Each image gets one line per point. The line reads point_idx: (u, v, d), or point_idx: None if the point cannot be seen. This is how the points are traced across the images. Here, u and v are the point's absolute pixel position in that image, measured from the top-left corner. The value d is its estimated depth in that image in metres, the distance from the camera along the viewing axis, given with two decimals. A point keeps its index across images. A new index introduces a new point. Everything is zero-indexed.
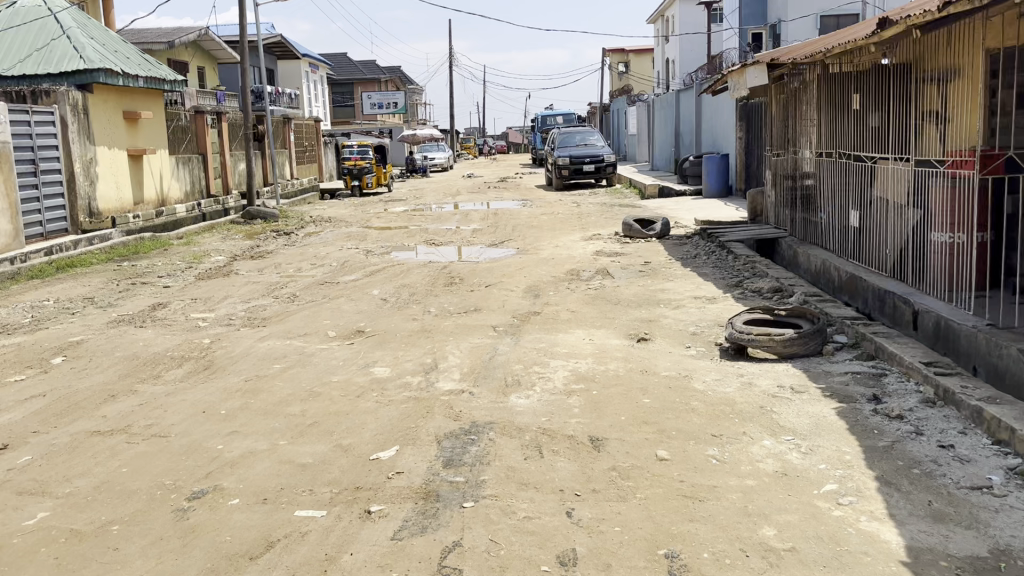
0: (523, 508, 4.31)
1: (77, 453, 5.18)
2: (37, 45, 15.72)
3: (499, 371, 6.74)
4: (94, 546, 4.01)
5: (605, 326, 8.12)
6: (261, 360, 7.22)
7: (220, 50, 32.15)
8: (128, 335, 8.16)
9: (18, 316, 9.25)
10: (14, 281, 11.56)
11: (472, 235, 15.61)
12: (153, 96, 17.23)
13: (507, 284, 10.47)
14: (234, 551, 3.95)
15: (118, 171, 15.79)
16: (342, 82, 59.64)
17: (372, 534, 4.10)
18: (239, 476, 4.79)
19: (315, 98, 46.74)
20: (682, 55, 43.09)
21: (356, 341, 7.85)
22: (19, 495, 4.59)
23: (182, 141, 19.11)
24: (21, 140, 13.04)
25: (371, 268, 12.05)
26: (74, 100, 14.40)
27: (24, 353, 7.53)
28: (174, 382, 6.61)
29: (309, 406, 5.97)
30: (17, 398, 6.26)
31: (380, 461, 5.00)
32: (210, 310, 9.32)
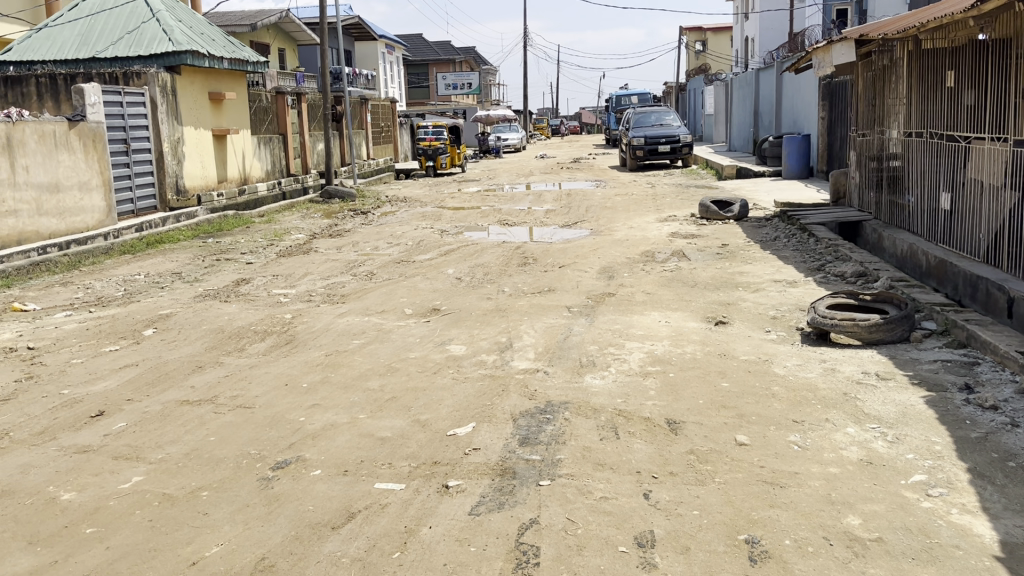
0: (599, 488, 4.31)
1: (167, 420, 5.40)
2: (129, 28, 16.25)
3: (574, 351, 6.73)
4: (185, 510, 4.17)
5: (682, 308, 8.02)
6: (340, 335, 7.38)
7: (299, 31, 32.71)
8: (214, 309, 8.42)
9: (112, 289, 9.65)
10: (108, 256, 12.05)
11: (545, 215, 15.59)
12: (236, 77, 17.65)
13: (581, 265, 10.43)
14: (317, 520, 4.06)
15: (203, 151, 16.25)
16: (417, 63, 60.06)
17: (450, 508, 4.15)
18: (321, 448, 4.91)
19: (391, 79, 47.25)
20: (762, 33, 42.05)
21: (432, 319, 7.94)
22: (114, 459, 4.79)
23: (264, 121, 19.57)
24: (114, 120, 13.52)
25: (446, 247, 12.14)
26: (164, 81, 14.84)
27: (118, 324, 7.86)
28: (257, 355, 6.80)
29: (388, 381, 6.08)
30: (112, 366, 6.54)
31: (457, 437, 5.05)
32: (292, 286, 9.55)
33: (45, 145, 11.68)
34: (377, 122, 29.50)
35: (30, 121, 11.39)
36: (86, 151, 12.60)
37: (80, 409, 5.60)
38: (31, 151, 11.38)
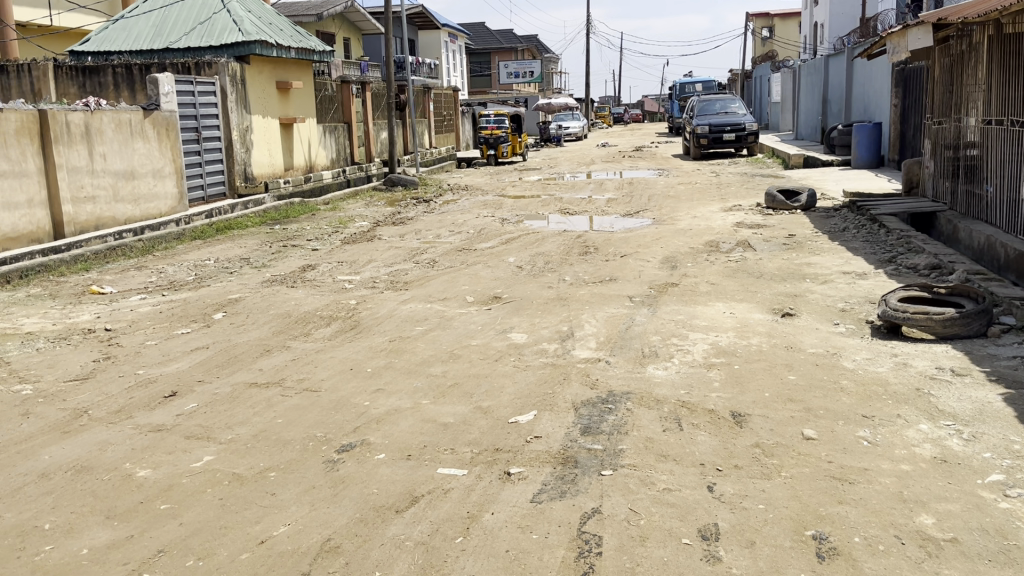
0: (663, 479, 4.27)
1: (237, 402, 5.53)
2: (201, 19, 16.63)
3: (636, 341, 6.67)
4: (254, 490, 4.27)
5: (747, 299, 7.88)
6: (404, 322, 7.46)
7: (364, 21, 33.03)
8: (281, 294, 8.59)
9: (184, 274, 9.92)
10: (179, 241, 12.38)
11: (607, 204, 15.48)
12: (303, 67, 17.93)
13: (643, 254, 10.33)
14: (381, 503, 4.11)
15: (271, 139, 16.57)
16: (479, 51, 60.10)
17: (512, 495, 4.16)
18: (385, 432, 4.97)
19: (453, 68, 47.39)
20: (831, 18, 40.95)
21: (493, 307, 7.96)
22: (187, 439, 4.93)
23: (330, 110, 19.85)
24: (186, 109, 13.88)
25: (507, 236, 12.15)
26: (233, 71, 15.14)
27: (190, 308, 8.08)
28: (322, 340, 6.92)
29: (450, 368, 6.13)
30: (184, 349, 6.73)
31: (518, 424, 5.06)
32: (356, 273, 9.68)
33: (121, 133, 12.04)
34: (439, 111, 29.63)
35: (108, 110, 11.74)
36: (160, 139, 12.96)
37: (153, 389, 5.78)
38: (108, 139, 11.74)
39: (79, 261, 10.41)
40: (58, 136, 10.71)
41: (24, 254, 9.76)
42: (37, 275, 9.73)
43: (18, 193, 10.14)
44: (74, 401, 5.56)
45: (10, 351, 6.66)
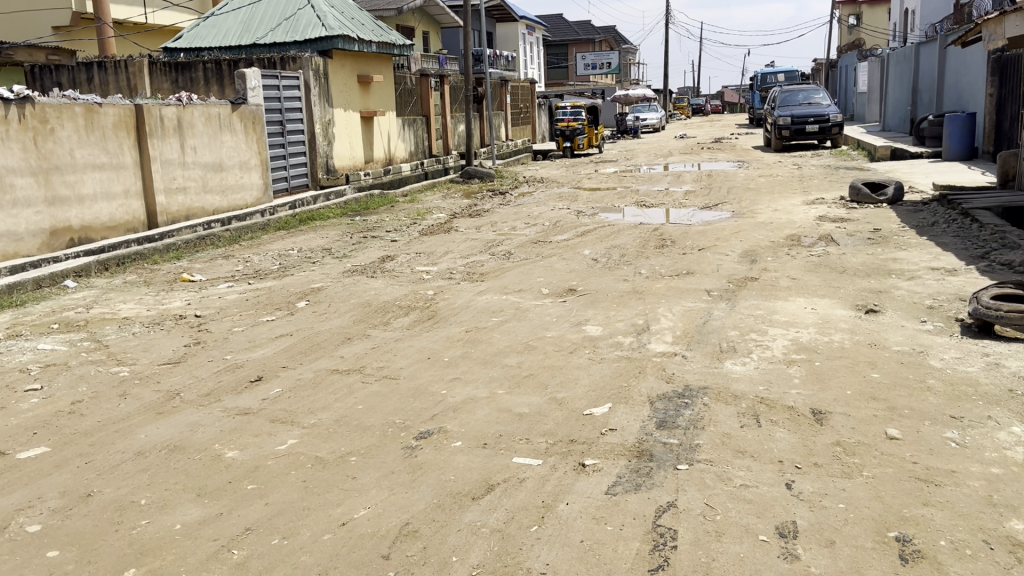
0: (740, 475, 4.22)
1: (319, 387, 5.71)
2: (286, 15, 17.05)
3: (713, 336, 6.60)
4: (336, 473, 4.40)
5: (829, 295, 7.70)
6: (480, 312, 7.55)
7: (443, 14, 33.31)
8: (361, 284, 8.78)
9: (268, 263, 10.23)
10: (265, 231, 12.78)
11: (684, 197, 15.27)
12: (384, 60, 18.21)
13: (722, 248, 10.18)
14: (458, 489, 4.19)
15: (351, 132, 16.91)
16: (556, 42, 59.91)
17: (587, 486, 4.19)
18: (462, 421, 5.06)
19: (531, 59, 47.42)
20: (923, 5, 39.44)
21: (568, 299, 7.97)
22: (272, 422, 5.12)
23: (409, 103, 20.12)
24: (272, 102, 14.28)
25: (582, 228, 12.13)
26: (316, 65, 15.49)
27: (275, 296, 8.34)
28: (401, 329, 7.06)
29: (525, 359, 6.18)
30: (270, 335, 6.96)
31: (593, 416, 5.07)
32: (433, 264, 9.83)
33: (210, 127, 12.46)
34: (516, 103, 29.71)
35: (198, 104, 12.16)
36: (246, 133, 13.38)
37: (241, 373, 6.01)
38: (198, 132, 12.17)
39: (171, 249, 10.83)
40: (152, 130, 11.15)
41: (121, 243, 10.21)
42: (133, 262, 10.17)
43: (115, 184, 10.62)
44: (167, 384, 5.82)
45: (108, 335, 7.00)
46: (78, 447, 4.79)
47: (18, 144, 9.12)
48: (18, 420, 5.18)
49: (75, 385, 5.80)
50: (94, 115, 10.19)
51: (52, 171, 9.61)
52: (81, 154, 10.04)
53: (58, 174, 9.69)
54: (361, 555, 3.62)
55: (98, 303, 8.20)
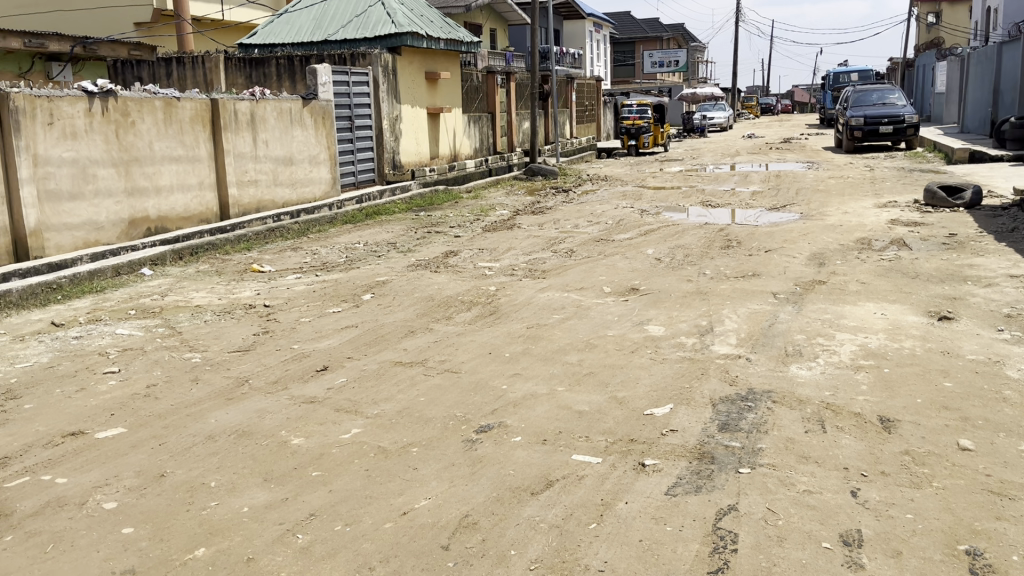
0: (803, 481, 4.15)
1: (383, 378, 5.81)
2: (357, 12, 17.32)
3: (779, 339, 6.50)
4: (398, 464, 4.47)
5: (900, 300, 7.50)
6: (541, 309, 7.56)
7: (511, 11, 33.40)
8: (425, 278, 8.89)
9: (335, 256, 10.42)
10: (332, 225, 13.03)
11: (751, 198, 15.02)
12: (451, 57, 18.35)
13: (789, 250, 10.00)
14: (517, 484, 4.22)
15: (418, 128, 17.10)
16: (624, 40, 59.47)
17: (646, 486, 4.17)
18: (522, 416, 5.09)
19: (597, 57, 47.23)
20: (1007, 3, 37.99)
21: (631, 298, 7.93)
22: (337, 411, 5.22)
23: (475, 100, 20.23)
24: (341, 98, 14.53)
25: (646, 227, 12.04)
26: (385, 62, 15.68)
27: (341, 288, 8.51)
28: (463, 324, 7.13)
29: (586, 356, 6.18)
30: (335, 326, 7.10)
31: (654, 417, 5.05)
32: (496, 260, 9.89)
33: (282, 121, 12.74)
34: (582, 101, 29.61)
35: (271, 99, 12.44)
36: (316, 128, 13.64)
37: (307, 363, 6.15)
38: (270, 127, 12.46)
39: (242, 241, 11.13)
40: (226, 124, 11.46)
41: (195, 233, 10.52)
42: (206, 252, 10.47)
43: (190, 176, 10.94)
44: (236, 370, 5.99)
45: (182, 322, 7.24)
46: (152, 429, 4.96)
47: (101, 135, 9.47)
48: (97, 401, 5.39)
49: (150, 369, 6.01)
50: (172, 108, 10.51)
51: (131, 163, 9.96)
52: (159, 146, 10.37)
53: (137, 166, 10.04)
54: (421, 544, 3.68)
55: (172, 291, 8.47)
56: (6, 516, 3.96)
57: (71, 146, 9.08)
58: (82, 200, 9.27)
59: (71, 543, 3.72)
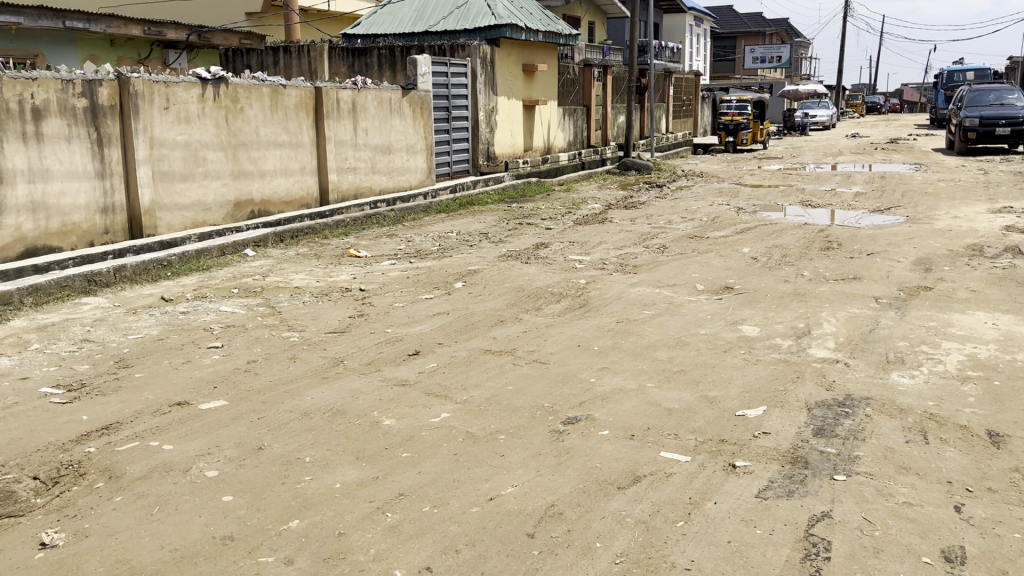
0: (903, 492, 4.00)
1: (472, 365, 5.88)
2: (458, 3, 17.46)
3: (880, 345, 6.27)
4: (485, 450, 4.52)
5: (1013, 311, 7.12)
6: (632, 304, 7.50)
7: (611, 4, 33.17)
8: (515, 269, 8.93)
9: (428, 244, 10.58)
10: (426, 214, 13.25)
11: (854, 199, 14.50)
12: (549, 49, 18.31)
13: (893, 253, 9.63)
14: (605, 478, 4.20)
15: (513, 120, 17.17)
16: (725, 35, 58.20)
17: (737, 487, 4.09)
18: (610, 410, 5.06)
19: (697, 51, 46.39)
20: None
21: (724, 297, 7.78)
22: (427, 395, 5.31)
23: (571, 92, 20.16)
24: (439, 88, 14.73)
25: (742, 225, 11.78)
26: (484, 54, 15.77)
27: (433, 276, 8.63)
28: (553, 315, 7.14)
29: (677, 354, 6.10)
30: (427, 313, 7.21)
31: (746, 418, 4.94)
32: (586, 254, 9.84)
33: (382, 111, 12.99)
34: (679, 96, 29.15)
35: (372, 88, 12.70)
36: (414, 117, 13.86)
37: (400, 346, 6.27)
38: (371, 116, 12.72)
39: (340, 226, 11.44)
40: (329, 111, 11.76)
41: (296, 218, 10.86)
42: (306, 236, 10.79)
43: (293, 161, 11.27)
44: (332, 351, 6.15)
45: (282, 302, 7.49)
46: (252, 403, 5.15)
47: (211, 120, 9.86)
48: (201, 373, 5.64)
49: (251, 346, 6.24)
50: (278, 96, 10.85)
51: (239, 147, 10.33)
52: (266, 132, 10.73)
53: (244, 151, 10.41)
54: (506, 531, 3.70)
55: (273, 272, 8.75)
56: (117, 477, 4.18)
57: (184, 130, 9.49)
58: (192, 181, 9.67)
59: (176, 507, 3.90)
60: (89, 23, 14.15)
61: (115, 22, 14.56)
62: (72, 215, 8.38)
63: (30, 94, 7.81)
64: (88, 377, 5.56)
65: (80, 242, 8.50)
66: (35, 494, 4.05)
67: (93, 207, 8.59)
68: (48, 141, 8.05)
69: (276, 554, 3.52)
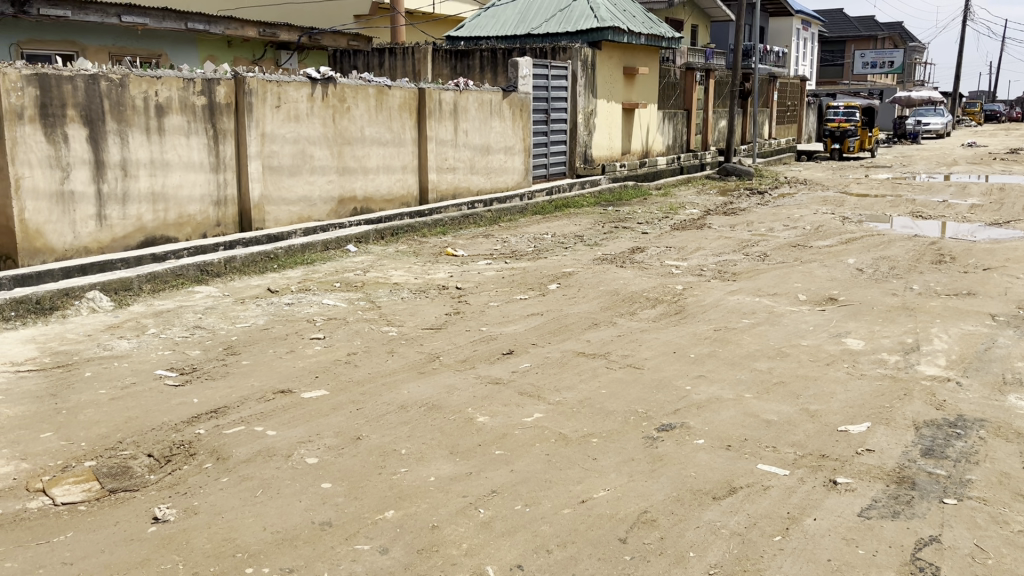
0: (1019, 521, 3.78)
1: (565, 367, 5.88)
2: (561, 6, 17.50)
3: (996, 365, 5.95)
4: (578, 452, 4.50)
5: None
6: (731, 312, 7.35)
7: (715, 7, 32.61)
8: (611, 272, 8.88)
9: (524, 245, 10.64)
10: (523, 215, 13.32)
11: (969, 211, 13.82)
12: (651, 53, 18.12)
13: (1012, 269, 9.13)
14: (700, 487, 4.12)
15: (612, 123, 17.08)
16: (834, 39, 56.29)
17: (838, 505, 3.96)
18: (705, 419, 4.97)
19: (804, 56, 45.03)
20: None
21: (827, 308, 7.55)
22: (520, 395, 5.33)
23: (672, 96, 19.90)
24: (539, 91, 14.80)
25: (848, 235, 11.39)
26: (585, 57, 15.74)
27: (528, 276, 8.67)
28: (648, 321, 7.06)
29: (777, 365, 5.94)
30: (521, 313, 7.25)
31: (848, 434, 4.77)
32: (684, 260, 9.70)
33: (482, 112, 13.14)
34: (784, 101, 28.40)
35: (473, 90, 12.86)
36: (513, 119, 13.97)
37: (494, 345, 6.32)
38: (471, 117, 12.88)
39: (438, 225, 11.63)
40: (431, 112, 11.97)
41: (397, 215, 11.10)
42: (405, 234, 11.02)
43: (395, 160, 11.51)
44: (429, 346, 6.26)
45: (381, 297, 7.67)
46: (351, 394, 5.29)
47: (320, 119, 10.16)
48: (304, 363, 5.83)
49: (351, 339, 6.41)
50: (383, 96, 11.10)
51: (344, 146, 10.61)
52: (370, 131, 11.00)
53: (349, 149, 10.69)
54: (598, 534, 3.69)
55: (373, 267, 8.97)
56: (225, 459, 4.36)
57: (293, 128, 9.82)
58: (299, 177, 10.00)
59: (278, 490, 4.04)
60: (209, 25, 14.81)
61: (232, 23, 15.19)
62: (187, 207, 8.79)
63: (154, 91, 8.22)
64: (199, 362, 5.82)
65: (194, 233, 8.91)
66: (149, 470, 4.26)
67: (207, 200, 8.99)
68: (168, 136, 8.46)
69: (372, 543, 3.60)
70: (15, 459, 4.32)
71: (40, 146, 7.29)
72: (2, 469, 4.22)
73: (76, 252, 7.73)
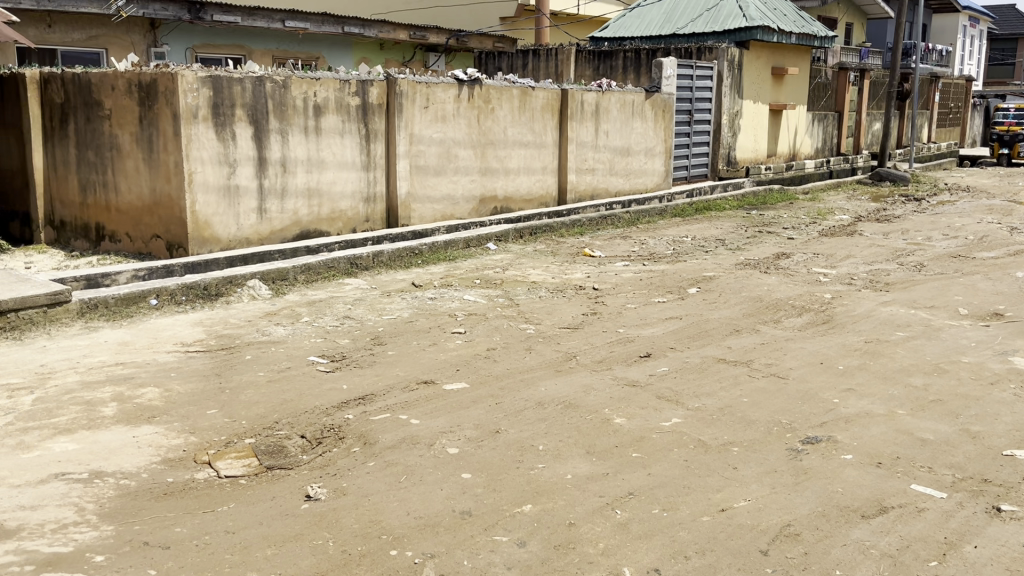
0: None
1: (705, 373, 5.77)
2: (709, 5, 17.14)
3: None
4: (718, 460, 4.41)
5: None
6: (884, 324, 6.99)
7: (873, 4, 31.05)
8: (755, 278, 8.63)
9: (663, 247, 10.50)
10: (662, 217, 13.15)
11: None
12: (803, 52, 17.45)
13: None
14: (847, 504, 3.95)
15: (758, 124, 16.59)
16: (1005, 36, 52.31)
17: (1001, 533, 3.70)
18: (854, 434, 4.76)
19: (970, 55, 42.14)
20: None
21: (992, 324, 7.06)
22: (658, 398, 5.28)
23: (823, 97, 19.11)
24: (683, 91, 14.58)
25: (1016, 247, 10.57)
26: (732, 56, 15.37)
27: (667, 280, 8.55)
28: (793, 329, 6.82)
29: (933, 381, 5.61)
30: (660, 316, 7.16)
31: (1015, 459, 4.44)
32: (832, 267, 9.31)
33: (624, 113, 13.06)
34: (946, 102, 26.71)
35: (616, 91, 12.82)
36: (656, 120, 13.82)
37: (632, 347, 6.29)
38: (612, 117, 12.83)
39: (577, 225, 11.66)
40: (573, 113, 12.01)
41: (536, 215, 11.21)
42: (544, 233, 11.11)
43: (536, 160, 11.61)
44: (566, 345, 6.30)
45: (520, 295, 7.77)
46: (490, 388, 5.39)
47: (465, 119, 10.40)
48: (446, 356, 5.99)
49: (491, 334, 6.52)
50: (527, 97, 11.24)
51: (487, 146, 10.81)
52: (513, 132, 11.15)
53: (492, 150, 10.88)
54: (738, 544, 3.60)
55: (512, 266, 9.10)
56: (371, 444, 4.55)
57: (440, 128, 10.10)
58: (444, 176, 10.27)
59: (421, 477, 4.17)
60: (363, 28, 15.47)
61: (385, 26, 15.78)
62: (340, 202, 9.20)
63: (313, 92, 8.65)
64: (348, 350, 6.09)
65: (345, 228, 9.32)
66: (302, 450, 4.51)
67: (357, 196, 9.37)
68: (324, 135, 8.89)
69: (510, 535, 3.66)
70: (184, 432, 4.67)
71: (211, 144, 7.84)
72: (174, 441, 4.57)
73: (239, 242, 8.25)
